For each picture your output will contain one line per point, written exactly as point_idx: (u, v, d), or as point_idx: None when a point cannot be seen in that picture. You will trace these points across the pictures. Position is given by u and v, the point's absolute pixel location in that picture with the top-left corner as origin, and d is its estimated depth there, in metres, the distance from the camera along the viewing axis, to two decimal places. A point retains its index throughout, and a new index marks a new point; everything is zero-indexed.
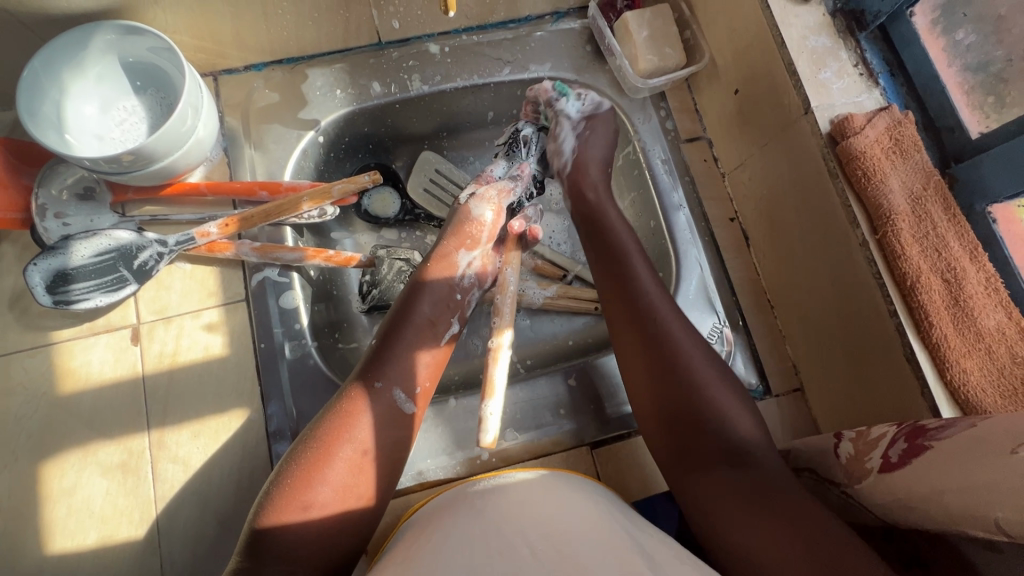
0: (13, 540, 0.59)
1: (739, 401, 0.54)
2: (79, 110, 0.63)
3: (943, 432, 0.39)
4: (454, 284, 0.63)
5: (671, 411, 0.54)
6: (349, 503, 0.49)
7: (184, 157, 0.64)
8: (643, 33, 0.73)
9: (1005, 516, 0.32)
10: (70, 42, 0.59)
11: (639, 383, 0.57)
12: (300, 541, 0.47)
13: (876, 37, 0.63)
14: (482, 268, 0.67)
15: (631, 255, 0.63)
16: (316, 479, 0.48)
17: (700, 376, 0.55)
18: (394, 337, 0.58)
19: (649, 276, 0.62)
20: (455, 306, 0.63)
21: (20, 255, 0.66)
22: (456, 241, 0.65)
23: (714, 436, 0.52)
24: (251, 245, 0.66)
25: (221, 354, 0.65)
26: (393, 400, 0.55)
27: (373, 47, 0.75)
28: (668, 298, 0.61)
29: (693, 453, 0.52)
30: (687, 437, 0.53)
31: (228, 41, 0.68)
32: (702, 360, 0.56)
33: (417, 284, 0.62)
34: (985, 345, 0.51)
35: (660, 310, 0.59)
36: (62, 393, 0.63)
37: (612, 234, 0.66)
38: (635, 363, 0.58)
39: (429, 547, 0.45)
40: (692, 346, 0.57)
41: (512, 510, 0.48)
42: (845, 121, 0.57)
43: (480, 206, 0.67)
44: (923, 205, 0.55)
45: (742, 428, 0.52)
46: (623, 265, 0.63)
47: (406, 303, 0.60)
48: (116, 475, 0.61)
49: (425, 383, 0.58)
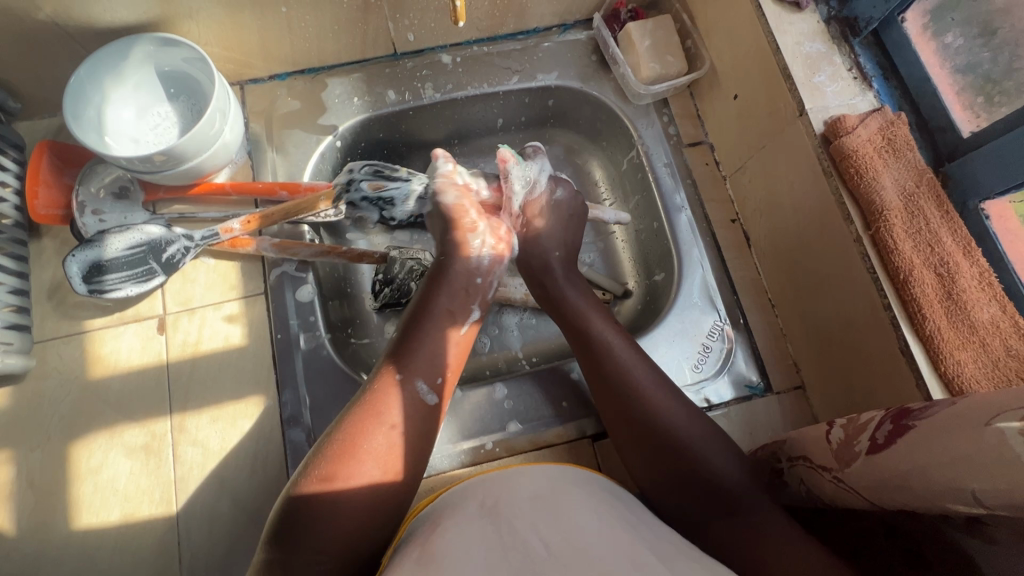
0: (43, 516, 0.62)
1: (723, 448, 0.56)
2: (118, 115, 0.69)
3: (925, 412, 0.40)
4: (472, 271, 0.67)
5: (643, 447, 0.58)
6: (387, 479, 0.50)
7: (211, 158, 0.68)
8: (645, 42, 0.76)
9: (981, 487, 0.34)
10: (112, 54, 0.65)
11: (631, 455, 0.59)
12: (339, 519, 0.47)
13: (869, 43, 0.65)
14: (497, 249, 0.70)
15: (597, 320, 0.66)
16: (357, 457, 0.50)
17: (684, 441, 0.56)
18: (415, 331, 0.60)
19: (617, 334, 0.65)
20: (475, 291, 0.67)
21: (59, 250, 0.71)
22: (456, 240, 0.68)
23: (703, 490, 0.54)
24: (271, 241, 0.70)
25: (240, 343, 0.69)
26: (416, 392, 0.56)
27: (389, 58, 0.79)
28: (647, 368, 0.62)
29: (688, 507, 0.55)
30: (676, 492, 0.56)
31: (256, 53, 0.73)
32: (681, 413, 0.58)
33: (438, 277, 0.66)
34: (979, 337, 0.52)
35: (630, 369, 0.61)
36: (93, 378, 0.67)
37: (583, 308, 0.68)
38: (620, 432, 0.60)
39: (443, 535, 0.46)
40: (661, 393, 0.59)
41: (523, 504, 0.49)
42: (838, 121, 0.59)
43: (451, 197, 0.71)
44: (916, 202, 0.56)
45: (728, 477, 0.54)
46: (592, 336, 0.65)
47: (424, 299, 0.64)
48: (139, 456, 0.64)
49: (447, 373, 0.59)
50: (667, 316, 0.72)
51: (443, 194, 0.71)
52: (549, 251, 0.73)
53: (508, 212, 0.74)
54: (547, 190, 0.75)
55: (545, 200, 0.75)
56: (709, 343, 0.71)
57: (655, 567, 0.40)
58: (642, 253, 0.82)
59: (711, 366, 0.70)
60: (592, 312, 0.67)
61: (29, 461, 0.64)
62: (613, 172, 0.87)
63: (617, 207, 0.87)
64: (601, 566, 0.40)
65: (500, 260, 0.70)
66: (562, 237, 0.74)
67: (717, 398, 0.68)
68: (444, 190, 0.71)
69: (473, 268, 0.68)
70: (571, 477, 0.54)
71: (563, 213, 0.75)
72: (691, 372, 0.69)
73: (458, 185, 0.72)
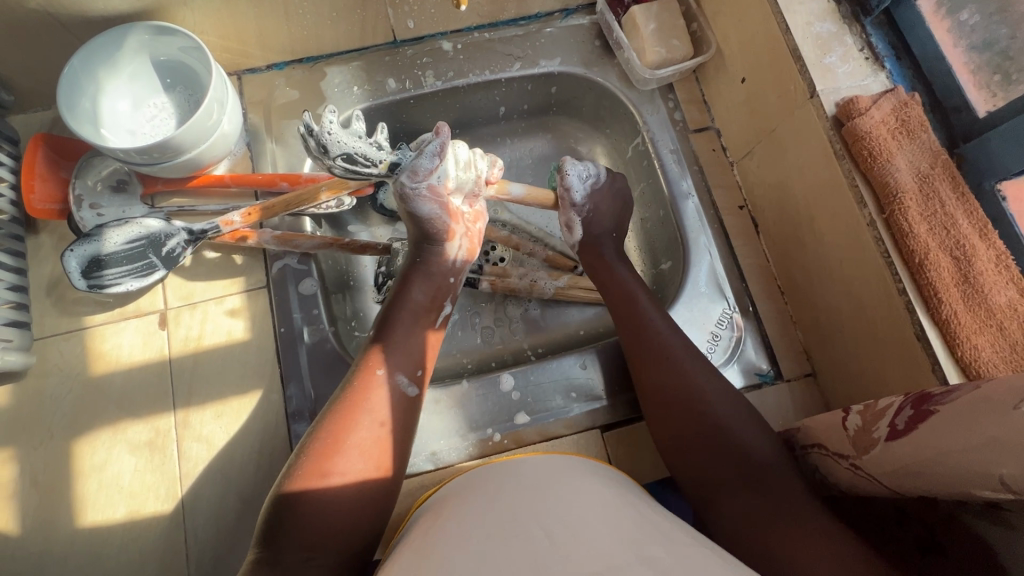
0: (48, 514, 0.61)
1: (752, 420, 0.56)
2: (113, 106, 0.67)
3: (945, 397, 0.39)
4: (447, 270, 0.66)
5: (673, 415, 0.58)
6: (372, 472, 0.50)
7: (210, 149, 0.67)
8: (650, 25, 0.75)
9: (1009, 472, 0.34)
10: (105, 44, 0.63)
11: (658, 419, 0.59)
12: (322, 512, 0.46)
13: (881, 22, 0.63)
14: (470, 247, 0.68)
15: (633, 287, 0.68)
16: (340, 455, 0.49)
17: (715, 405, 0.57)
18: (389, 326, 0.60)
19: (649, 300, 0.66)
20: (448, 288, 0.65)
21: (57, 245, 0.70)
22: (430, 243, 0.65)
23: (732, 461, 0.53)
24: (273, 233, 0.68)
25: (243, 338, 0.68)
26: (398, 385, 0.55)
27: (388, 45, 0.78)
28: (681, 338, 0.63)
29: (710, 476, 0.53)
30: (701, 459, 0.55)
31: (253, 41, 0.71)
32: (709, 378, 0.59)
33: (411, 273, 0.64)
34: (996, 321, 0.51)
35: (663, 331, 0.63)
36: (94, 374, 0.66)
37: (620, 279, 0.70)
38: (652, 400, 0.60)
39: (449, 524, 0.45)
40: (691, 358, 0.61)
41: (527, 492, 0.48)
42: (850, 103, 0.57)
43: (428, 207, 0.62)
44: (931, 184, 0.55)
45: (756, 447, 0.53)
46: (629, 301, 0.67)
47: (399, 289, 0.63)
48: (144, 453, 0.64)
49: (425, 365, 0.59)
50: (675, 306, 0.71)
51: (417, 203, 0.62)
52: (603, 231, 0.73)
53: (570, 203, 0.72)
54: (608, 181, 0.73)
55: (604, 190, 0.73)
56: (718, 331, 0.70)
57: (671, 555, 0.39)
58: (648, 241, 0.81)
59: (720, 355, 0.69)
60: (628, 278, 0.70)
61: (32, 459, 0.63)
62: (618, 160, 0.86)
63: None
64: (604, 558, 0.38)
65: (473, 257, 0.69)
66: (617, 219, 0.74)
67: None
68: (417, 203, 0.62)
69: (449, 265, 0.66)
70: (574, 466, 0.53)
71: (615, 199, 0.74)
72: None
73: (437, 194, 0.62)
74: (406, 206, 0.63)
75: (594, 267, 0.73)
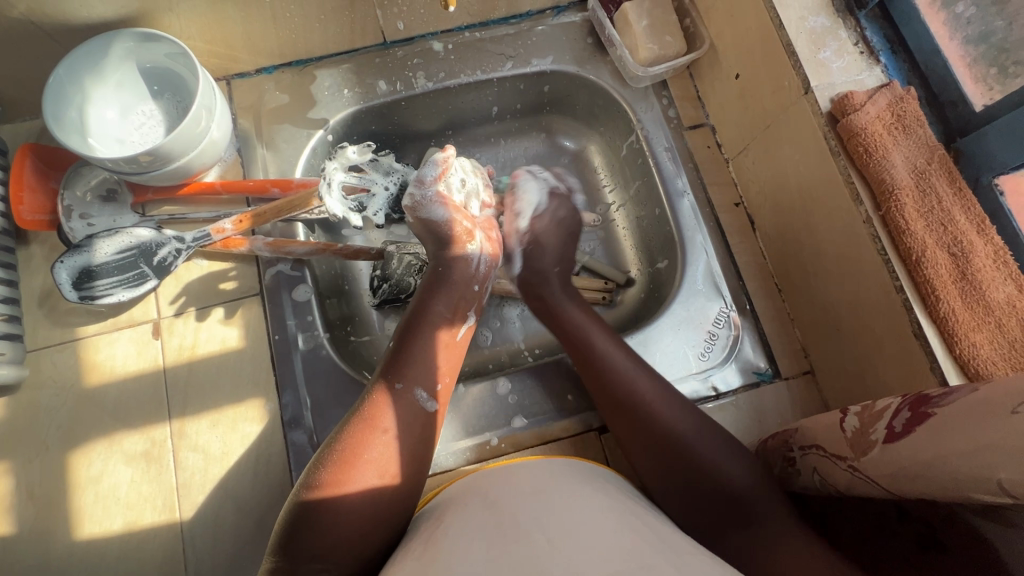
0: (44, 528, 0.61)
1: (730, 450, 0.55)
2: (100, 115, 0.67)
3: (945, 399, 0.39)
4: (470, 277, 0.65)
5: (653, 458, 0.56)
6: (388, 484, 0.49)
7: (199, 156, 0.66)
8: (642, 22, 0.74)
9: (1008, 476, 0.33)
10: (90, 52, 0.63)
11: (640, 462, 0.57)
12: (336, 525, 0.46)
13: (876, 15, 0.63)
14: (492, 250, 0.68)
15: (591, 324, 0.66)
16: (355, 468, 0.48)
17: (690, 443, 0.55)
18: (408, 337, 0.58)
19: (607, 336, 0.64)
20: (471, 297, 0.65)
21: (48, 256, 0.70)
22: (449, 248, 0.66)
23: (720, 497, 0.52)
24: (264, 240, 0.68)
25: (237, 346, 0.67)
26: (416, 400, 0.55)
27: (378, 47, 0.77)
28: (640, 372, 0.61)
29: (694, 508, 0.53)
30: (687, 496, 0.54)
31: (241, 46, 0.71)
32: (674, 411, 0.58)
33: (432, 281, 0.64)
34: (994, 318, 0.50)
35: (621, 371, 0.61)
36: (89, 386, 0.66)
37: (577, 314, 0.67)
38: (631, 446, 0.58)
39: (444, 536, 0.44)
40: (654, 390, 0.59)
41: (523, 501, 0.47)
42: (845, 98, 0.57)
43: (441, 211, 0.67)
44: (927, 179, 0.54)
45: (738, 481, 0.53)
46: (586, 343, 0.64)
47: (420, 303, 0.62)
48: (140, 464, 0.64)
49: (444, 378, 0.58)
50: (672, 305, 0.70)
51: (432, 209, 0.67)
52: (547, 265, 0.72)
53: (515, 226, 0.74)
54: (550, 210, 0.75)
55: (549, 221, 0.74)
56: (715, 331, 0.69)
57: (671, 563, 0.39)
58: (643, 241, 0.81)
59: (718, 354, 0.68)
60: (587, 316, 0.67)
61: (28, 472, 0.63)
62: (612, 158, 0.85)
63: (617, 194, 0.85)
64: (604, 566, 0.37)
65: (496, 261, 0.68)
66: (560, 252, 0.73)
67: (724, 386, 0.67)
68: (433, 206, 0.67)
69: (472, 275, 0.65)
70: (575, 473, 0.52)
71: (563, 232, 0.75)
72: (697, 360, 0.68)
73: (445, 195, 0.68)
74: (421, 216, 0.67)
75: (542, 306, 0.70)
